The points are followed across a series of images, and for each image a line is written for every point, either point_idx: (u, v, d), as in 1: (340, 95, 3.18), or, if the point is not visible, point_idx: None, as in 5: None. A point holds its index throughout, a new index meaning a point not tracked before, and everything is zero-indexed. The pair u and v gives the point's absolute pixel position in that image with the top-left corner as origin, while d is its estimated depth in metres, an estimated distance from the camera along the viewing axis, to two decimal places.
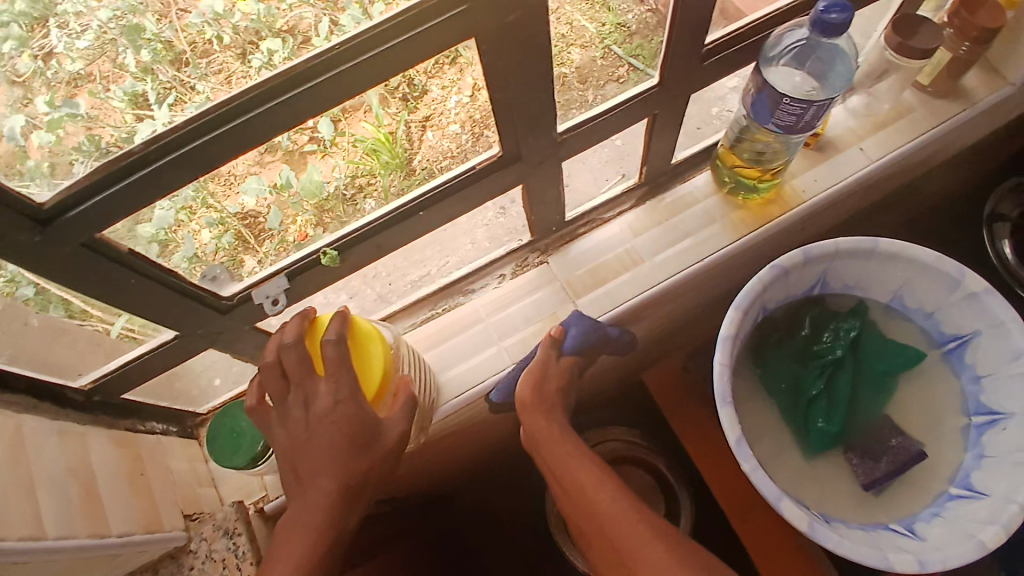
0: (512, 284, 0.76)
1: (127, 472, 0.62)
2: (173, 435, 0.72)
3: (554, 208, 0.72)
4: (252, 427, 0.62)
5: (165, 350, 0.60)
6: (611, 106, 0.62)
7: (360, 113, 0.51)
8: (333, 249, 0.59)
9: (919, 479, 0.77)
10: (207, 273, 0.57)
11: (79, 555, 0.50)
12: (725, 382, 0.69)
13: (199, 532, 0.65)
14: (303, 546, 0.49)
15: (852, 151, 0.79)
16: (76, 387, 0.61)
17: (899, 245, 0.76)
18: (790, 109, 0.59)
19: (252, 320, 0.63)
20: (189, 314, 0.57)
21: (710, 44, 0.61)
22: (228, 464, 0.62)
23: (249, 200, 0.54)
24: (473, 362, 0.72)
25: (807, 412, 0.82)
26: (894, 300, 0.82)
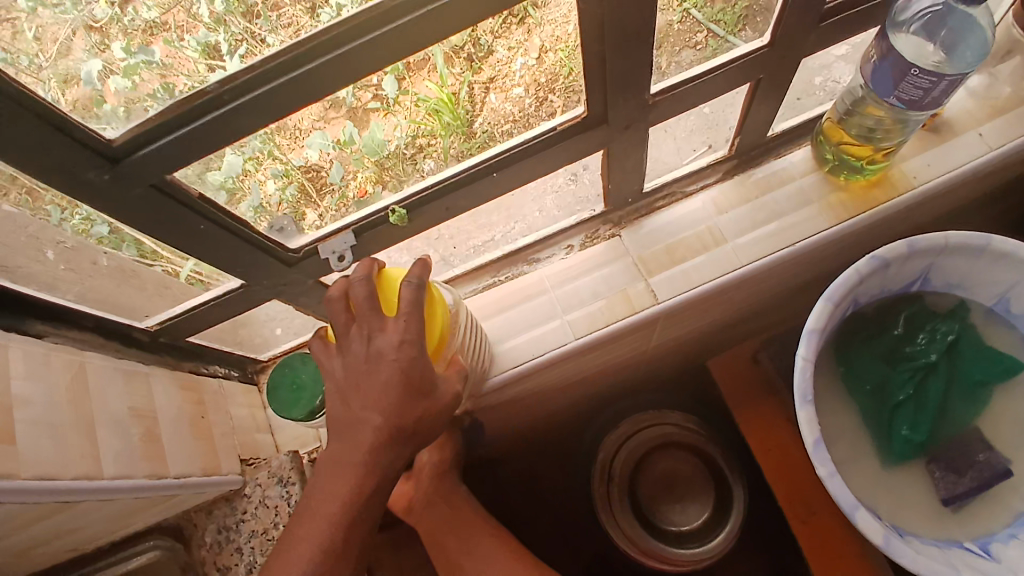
0: (581, 256, 0.72)
1: (189, 415, 0.63)
2: (235, 381, 0.73)
3: (632, 178, 0.67)
4: (312, 379, 0.61)
5: (226, 299, 0.60)
6: (707, 69, 0.56)
7: (425, 70, 0.47)
8: (402, 207, 0.57)
9: (1003, 496, 0.70)
10: (275, 224, 0.55)
11: (136, 494, 0.52)
12: (806, 380, 0.64)
13: (254, 477, 0.66)
14: (351, 481, 0.48)
15: (971, 136, 0.70)
16: (144, 328, 0.61)
17: (1012, 243, 0.67)
18: (918, 82, 0.52)
19: (315, 275, 0.61)
20: (254, 266, 0.56)
21: (831, 2, 0.54)
22: (288, 415, 0.61)
23: (313, 154, 0.51)
24: (535, 334, 0.69)
25: (892, 415, 0.74)
26: (998, 303, 0.73)
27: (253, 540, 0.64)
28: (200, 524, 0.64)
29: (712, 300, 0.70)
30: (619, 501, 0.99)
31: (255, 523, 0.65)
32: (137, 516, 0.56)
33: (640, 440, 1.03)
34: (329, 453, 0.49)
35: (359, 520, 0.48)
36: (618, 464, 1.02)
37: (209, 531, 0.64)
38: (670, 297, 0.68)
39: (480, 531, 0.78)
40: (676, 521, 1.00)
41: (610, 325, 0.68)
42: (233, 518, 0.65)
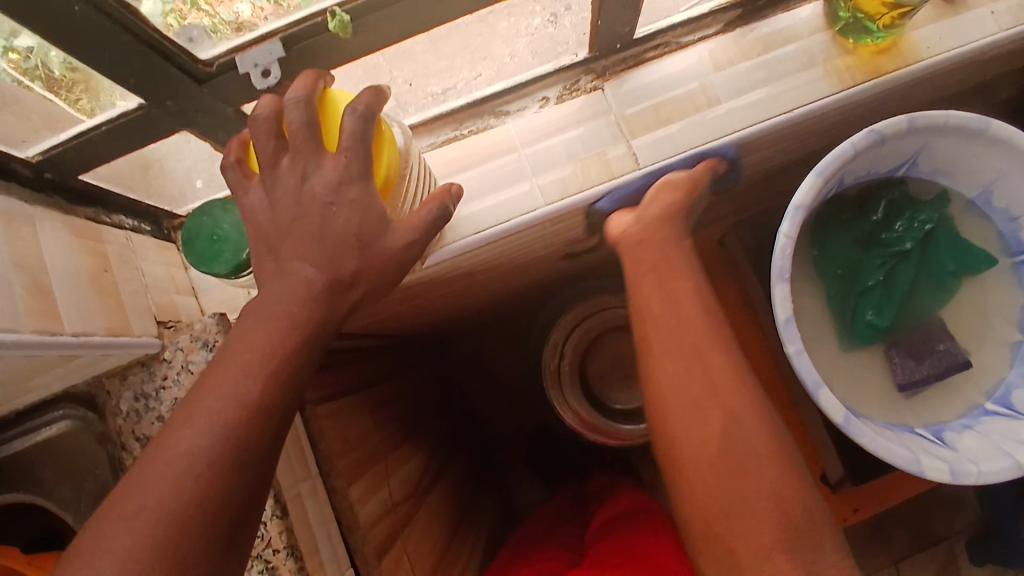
0: (555, 112, 0.64)
1: (88, 267, 0.53)
2: (147, 235, 0.64)
3: (624, 20, 0.57)
4: (235, 231, 0.52)
5: (122, 125, 0.49)
6: None
7: None
8: (344, 12, 0.45)
9: (957, 385, 0.70)
10: (183, 32, 0.44)
11: (22, 354, 0.43)
12: (785, 258, 0.59)
13: (175, 340, 0.57)
14: (270, 332, 0.41)
15: (981, 14, 0.62)
16: (26, 159, 0.50)
17: (1010, 129, 0.61)
18: None
19: (238, 103, 0.50)
20: (155, 81, 0.45)
21: None
22: (208, 271, 0.53)
23: (245, 8, 0.45)
24: (501, 200, 0.61)
25: (858, 302, 0.73)
26: (980, 197, 0.69)
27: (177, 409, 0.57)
28: (114, 391, 0.57)
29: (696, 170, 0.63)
30: (569, 378, 0.98)
31: (178, 391, 0.57)
32: (33, 377, 0.49)
33: (595, 323, 0.99)
34: (251, 307, 0.42)
35: (279, 382, 0.40)
36: (570, 345, 0.99)
37: (126, 399, 0.57)
38: (651, 163, 0.61)
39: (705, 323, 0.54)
40: (622, 398, 1.00)
41: (583, 191, 0.61)
42: (152, 385, 0.57)
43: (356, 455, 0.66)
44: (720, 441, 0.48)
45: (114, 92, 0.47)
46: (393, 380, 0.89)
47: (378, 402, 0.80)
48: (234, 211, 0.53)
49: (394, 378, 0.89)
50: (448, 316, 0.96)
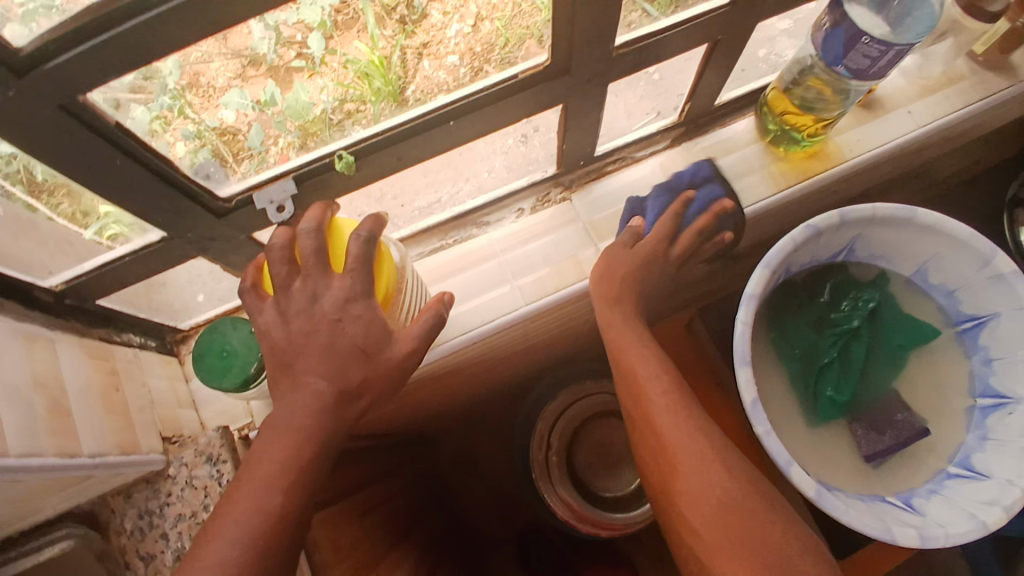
0: (533, 219, 0.72)
1: (100, 385, 0.56)
2: (152, 350, 0.68)
3: (587, 139, 0.65)
4: (243, 347, 0.57)
5: (144, 255, 0.54)
6: (663, 27, 0.54)
7: (354, 29, 0.46)
8: (349, 154, 0.53)
9: (920, 454, 0.75)
10: (201, 169, 0.50)
11: (45, 476, 0.46)
12: (744, 342, 0.65)
13: (179, 456, 0.61)
14: (286, 443, 0.44)
15: (900, 113, 0.71)
16: (47, 287, 0.55)
17: (934, 216, 0.70)
18: (867, 51, 0.52)
19: (249, 230, 0.57)
20: (177, 216, 0.51)
21: None
22: (217, 387, 0.56)
23: (229, 115, 0.47)
24: (486, 300, 0.67)
25: (817, 380, 0.78)
26: (917, 274, 0.77)
27: (180, 525, 0.59)
28: (118, 510, 0.58)
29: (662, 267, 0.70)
30: (557, 470, 1.00)
31: (181, 506, 0.59)
32: (42, 501, 0.50)
33: (576, 412, 1.03)
34: (271, 422, 0.46)
35: (293, 491, 0.43)
36: (556, 434, 1.02)
37: (130, 517, 0.58)
38: None
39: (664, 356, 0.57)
40: (611, 487, 1.02)
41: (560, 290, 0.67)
42: (156, 502, 0.59)
43: (348, 563, 0.66)
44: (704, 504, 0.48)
45: (141, 227, 0.53)
46: (381, 484, 0.90)
47: (368, 507, 0.81)
48: (242, 327, 0.57)
49: (384, 479, 0.91)
50: (433, 413, 0.99)
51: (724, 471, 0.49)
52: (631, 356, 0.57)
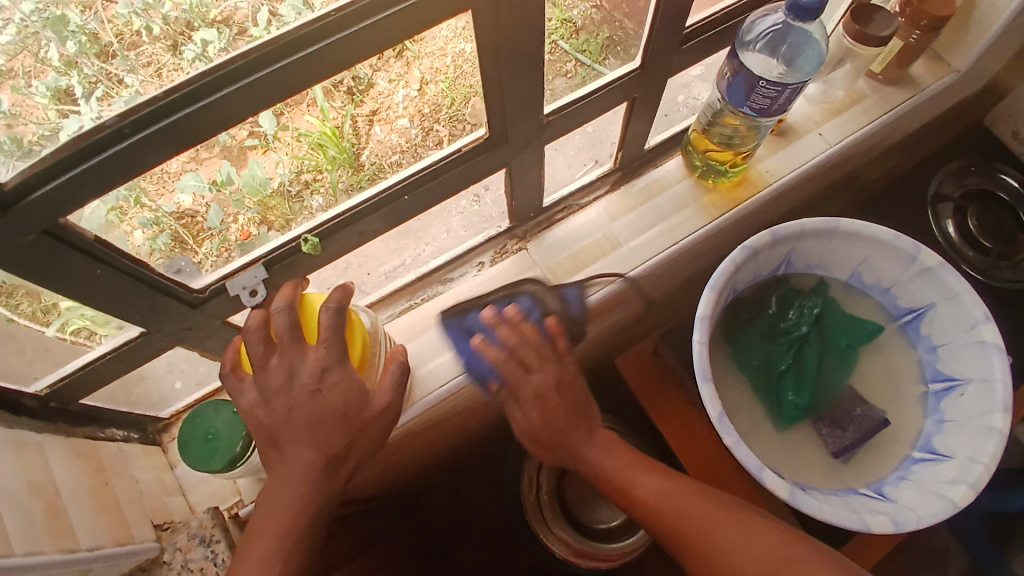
0: (491, 271, 0.76)
1: (89, 484, 0.58)
2: (136, 442, 0.69)
3: (533, 194, 0.71)
4: (227, 428, 0.59)
5: (125, 351, 0.57)
6: (586, 93, 0.61)
7: (302, 105, 0.48)
8: (314, 236, 0.57)
9: (886, 444, 0.79)
10: (173, 265, 0.54)
11: (49, 574, 0.47)
12: (703, 360, 0.69)
13: (172, 541, 0.62)
14: (282, 516, 0.46)
15: (812, 136, 0.79)
16: (32, 392, 0.57)
17: (857, 223, 0.77)
18: (766, 92, 0.58)
19: (224, 315, 0.60)
20: (153, 309, 0.53)
21: (690, 28, 0.61)
22: (205, 469, 0.59)
23: (185, 199, 0.51)
24: (458, 350, 0.70)
25: (777, 387, 0.82)
26: (853, 277, 0.83)
27: None
28: None
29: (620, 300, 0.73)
30: (551, 510, 1.02)
31: None
32: None
33: None
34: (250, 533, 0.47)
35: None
36: (544, 475, 1.04)
37: None
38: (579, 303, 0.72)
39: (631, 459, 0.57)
40: (608, 517, 1.03)
41: None
42: None
43: None
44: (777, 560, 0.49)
45: (117, 324, 0.55)
46: (378, 546, 0.91)
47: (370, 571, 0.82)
48: (223, 408, 0.60)
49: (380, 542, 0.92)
50: (418, 469, 1.00)
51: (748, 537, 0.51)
52: (632, 483, 0.56)
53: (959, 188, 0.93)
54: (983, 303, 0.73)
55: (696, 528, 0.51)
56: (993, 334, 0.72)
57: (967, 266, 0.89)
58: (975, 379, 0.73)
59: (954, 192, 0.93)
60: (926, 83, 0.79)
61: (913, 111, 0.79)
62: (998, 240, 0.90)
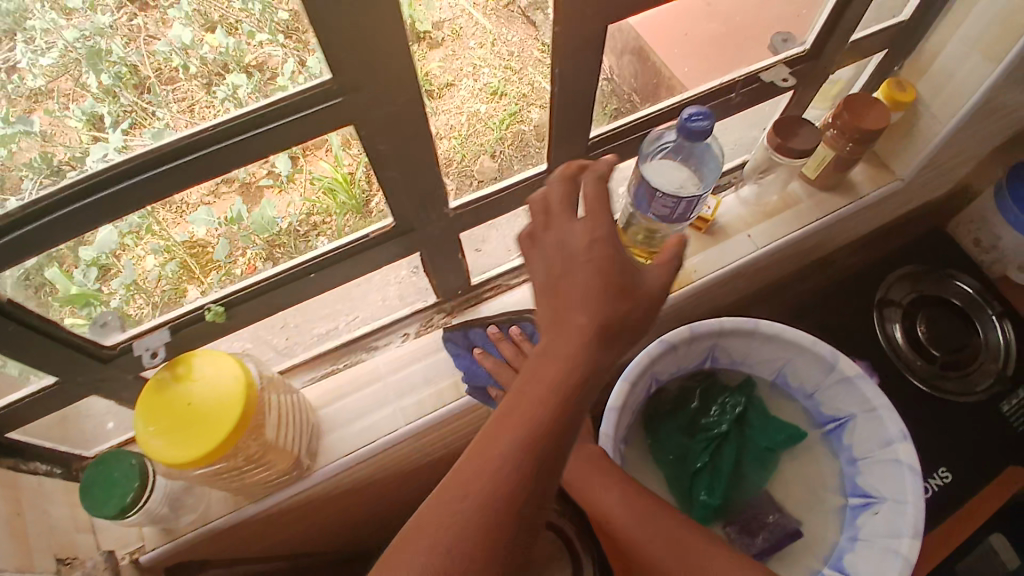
0: (417, 342, 0.85)
1: (4, 514, 0.57)
2: (58, 478, 0.67)
3: (453, 274, 0.79)
4: (123, 479, 0.61)
5: (41, 398, 0.62)
6: (503, 185, 0.68)
7: (321, 150, 0.56)
8: (219, 305, 0.63)
9: (797, 556, 0.79)
10: (98, 318, 0.61)
11: None
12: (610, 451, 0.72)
13: None
14: (532, 410, 0.37)
15: (741, 237, 0.85)
16: None
17: (775, 326, 0.80)
18: (664, 203, 0.63)
19: (139, 370, 0.67)
20: (71, 366, 0.60)
21: (595, 137, 0.69)
22: (97, 514, 0.61)
23: (199, 229, 0.59)
24: (368, 422, 0.78)
25: (691, 484, 0.85)
26: (778, 377, 0.85)
27: None
28: None
29: None
30: None
31: None
32: None
33: None
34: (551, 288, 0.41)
35: (551, 451, 0.37)
36: None
37: None
38: None
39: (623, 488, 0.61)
40: None
41: (439, 409, 0.78)
42: None
43: None
44: None
45: (38, 373, 0.61)
46: None
47: None
48: (125, 457, 0.63)
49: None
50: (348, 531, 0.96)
51: None
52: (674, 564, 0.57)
53: (908, 295, 0.99)
54: (901, 420, 0.74)
55: None
56: (908, 453, 0.73)
57: (914, 377, 0.95)
58: (887, 498, 0.73)
59: (903, 298, 0.99)
60: (863, 192, 0.85)
61: (849, 215, 0.86)
62: (945, 348, 0.95)
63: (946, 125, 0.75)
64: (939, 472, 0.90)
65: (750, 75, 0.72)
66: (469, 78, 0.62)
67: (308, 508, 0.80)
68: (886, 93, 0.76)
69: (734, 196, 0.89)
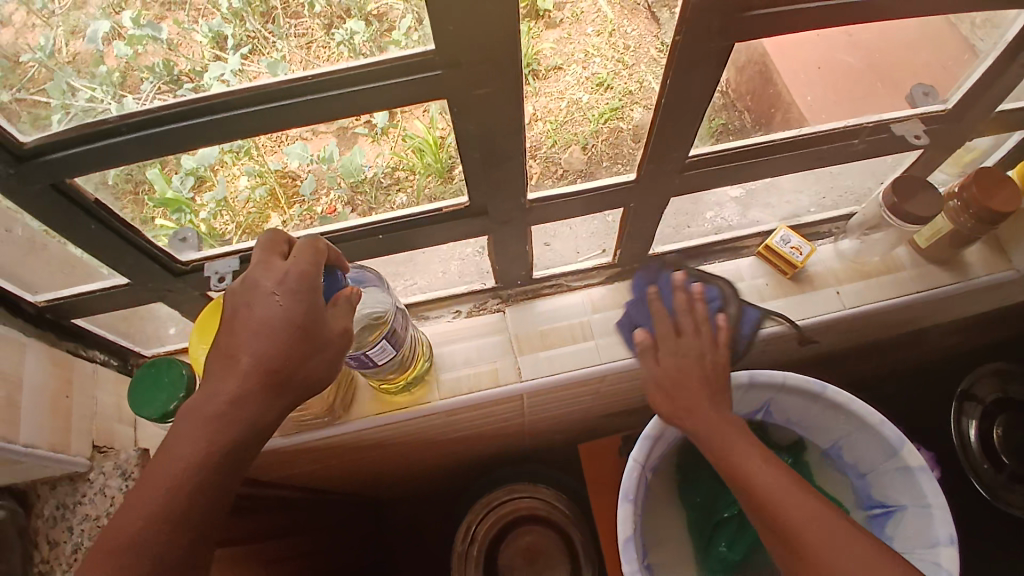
0: (466, 322, 0.83)
1: (53, 392, 0.60)
2: (112, 368, 0.72)
3: (516, 265, 0.79)
4: (170, 384, 0.62)
5: (109, 292, 0.66)
6: (585, 188, 0.67)
7: (416, 111, 0.55)
8: None
9: None
10: (179, 233, 0.65)
11: None
12: (631, 481, 0.68)
13: (101, 464, 0.63)
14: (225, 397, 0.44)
15: (829, 292, 0.80)
16: (34, 300, 0.63)
17: (842, 395, 0.71)
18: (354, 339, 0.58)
19: (202, 289, 0.70)
20: (140, 268, 0.64)
21: (694, 156, 0.65)
22: (138, 413, 0.62)
23: (292, 162, 0.60)
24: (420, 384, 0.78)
25: (712, 534, 0.79)
26: (832, 449, 0.77)
27: (85, 525, 0.61)
28: (43, 496, 0.61)
29: (573, 385, 0.80)
30: (474, 566, 0.96)
31: (91, 508, 0.62)
32: None
33: (510, 509, 0.99)
34: (228, 318, 0.45)
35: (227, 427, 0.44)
36: (482, 528, 0.99)
37: (49, 506, 0.61)
38: (533, 377, 0.78)
39: (761, 449, 0.55)
40: None
41: (474, 391, 0.77)
42: (72, 499, 0.62)
43: None
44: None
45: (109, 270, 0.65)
46: (309, 534, 0.91)
47: (284, 557, 0.81)
48: (176, 365, 0.63)
49: (299, 535, 0.88)
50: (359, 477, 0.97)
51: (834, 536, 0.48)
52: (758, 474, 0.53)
53: (994, 393, 0.91)
54: (953, 525, 0.65)
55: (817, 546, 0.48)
56: (949, 560, 0.64)
57: (978, 482, 0.88)
58: None
59: (988, 396, 0.91)
60: (975, 274, 0.79)
61: (953, 295, 0.79)
62: (1020, 459, 0.87)
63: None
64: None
65: (880, 125, 0.67)
66: (578, 65, 0.58)
67: (352, 447, 0.82)
68: (1018, 174, 0.70)
69: (831, 246, 0.83)
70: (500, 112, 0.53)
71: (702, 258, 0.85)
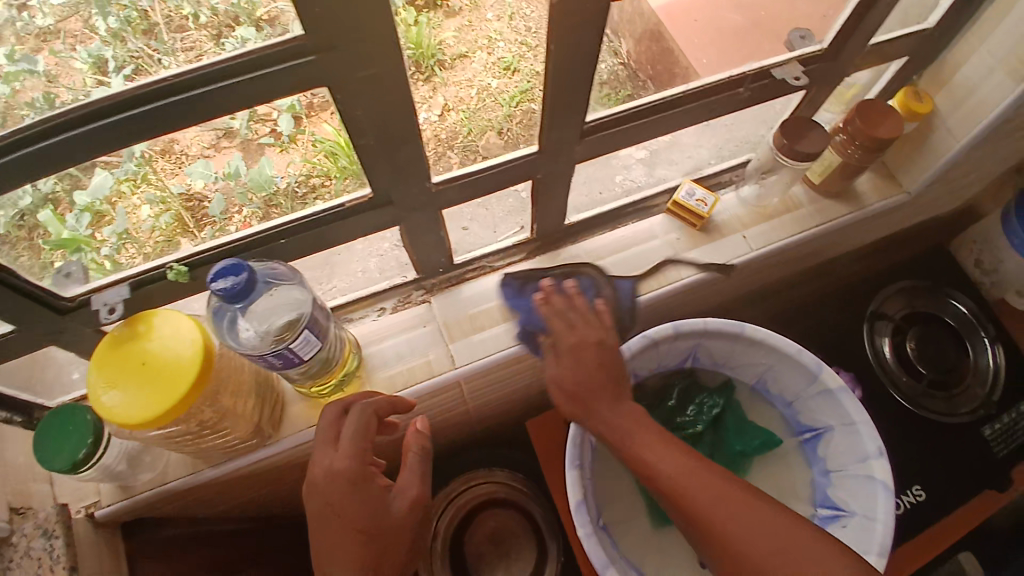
0: (392, 317, 0.81)
1: None
2: (18, 425, 0.65)
3: (435, 253, 0.77)
4: (80, 429, 0.58)
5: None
6: (486, 166, 0.65)
7: (324, 113, 0.53)
8: (181, 266, 0.60)
9: None
10: (63, 269, 0.59)
11: None
12: (574, 446, 0.70)
13: (21, 526, 0.58)
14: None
15: (736, 237, 0.84)
16: None
17: (761, 331, 0.75)
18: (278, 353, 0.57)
19: (98, 325, 0.64)
20: (26, 314, 0.57)
21: (592, 121, 0.66)
22: (47, 466, 0.57)
23: (196, 183, 0.59)
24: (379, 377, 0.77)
25: None
26: (758, 384, 0.81)
27: None
28: None
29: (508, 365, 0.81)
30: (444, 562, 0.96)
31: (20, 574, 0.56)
32: None
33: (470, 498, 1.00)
34: (319, 512, 0.52)
35: None
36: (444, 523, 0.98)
37: None
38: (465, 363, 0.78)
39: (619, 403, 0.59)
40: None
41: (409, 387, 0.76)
42: None
43: None
44: (718, 526, 0.50)
45: None
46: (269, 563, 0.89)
47: None
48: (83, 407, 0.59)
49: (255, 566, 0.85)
50: None
51: (715, 483, 0.52)
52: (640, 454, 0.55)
53: (904, 309, 0.98)
54: (879, 438, 0.70)
55: (711, 506, 0.51)
56: (882, 471, 0.69)
57: (901, 394, 0.92)
58: (857, 513, 0.70)
59: (896, 313, 0.98)
60: (869, 202, 0.85)
61: (847, 226, 0.86)
62: (935, 368, 0.94)
63: (960, 141, 0.75)
64: (912, 490, 0.86)
65: (761, 70, 0.70)
66: (483, 50, 0.60)
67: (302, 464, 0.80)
68: (900, 102, 0.76)
69: (733, 195, 0.87)
70: (397, 96, 0.51)
71: (616, 220, 0.87)
